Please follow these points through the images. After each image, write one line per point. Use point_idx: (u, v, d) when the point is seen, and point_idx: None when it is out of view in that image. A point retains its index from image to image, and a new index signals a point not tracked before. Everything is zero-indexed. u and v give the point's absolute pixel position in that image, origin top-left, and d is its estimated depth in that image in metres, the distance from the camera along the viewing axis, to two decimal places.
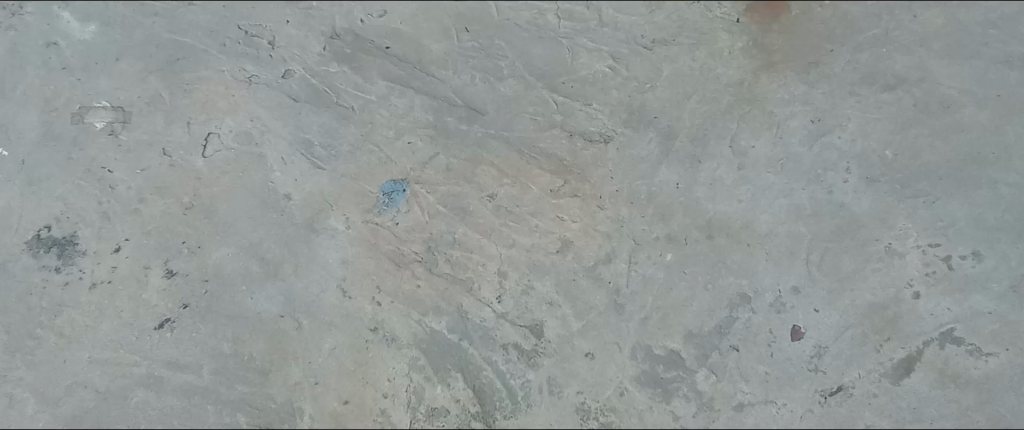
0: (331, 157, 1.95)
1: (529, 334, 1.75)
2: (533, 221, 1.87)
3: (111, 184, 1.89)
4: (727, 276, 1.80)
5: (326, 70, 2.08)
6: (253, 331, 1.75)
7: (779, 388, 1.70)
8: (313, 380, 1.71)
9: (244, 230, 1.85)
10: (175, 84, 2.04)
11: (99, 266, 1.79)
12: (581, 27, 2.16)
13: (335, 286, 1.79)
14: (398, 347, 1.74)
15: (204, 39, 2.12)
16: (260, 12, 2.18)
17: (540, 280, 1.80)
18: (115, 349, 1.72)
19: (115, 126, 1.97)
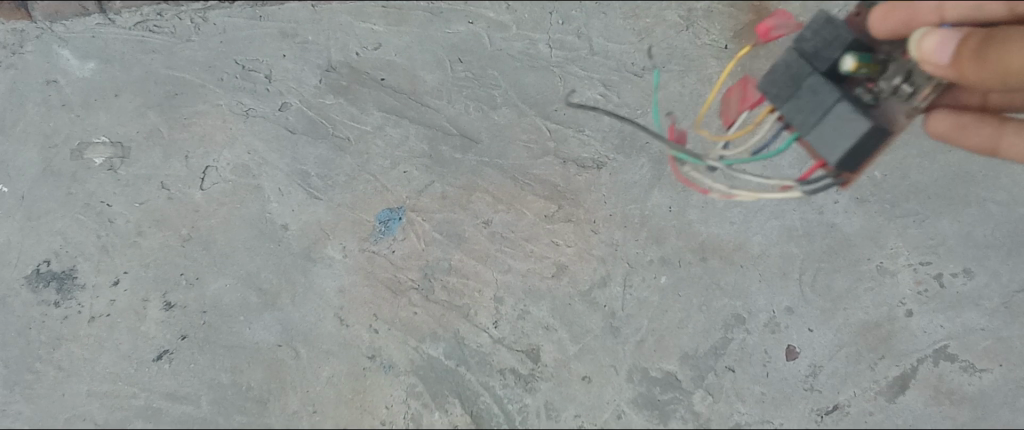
0: (328, 187, 1.97)
1: (525, 359, 1.77)
2: (528, 246, 1.89)
3: (110, 218, 1.91)
4: (721, 297, 1.82)
5: (322, 102, 2.08)
6: (252, 360, 1.76)
7: (775, 408, 1.71)
8: (310, 409, 1.73)
9: (242, 260, 1.87)
10: (172, 118, 2.05)
11: (98, 299, 1.81)
12: (572, 56, 2.17)
13: (333, 315, 1.81)
14: (397, 373, 1.76)
15: (202, 74, 2.11)
16: (256, 47, 2.15)
17: (536, 305, 1.82)
18: (114, 381, 1.74)
19: (114, 161, 1.98)
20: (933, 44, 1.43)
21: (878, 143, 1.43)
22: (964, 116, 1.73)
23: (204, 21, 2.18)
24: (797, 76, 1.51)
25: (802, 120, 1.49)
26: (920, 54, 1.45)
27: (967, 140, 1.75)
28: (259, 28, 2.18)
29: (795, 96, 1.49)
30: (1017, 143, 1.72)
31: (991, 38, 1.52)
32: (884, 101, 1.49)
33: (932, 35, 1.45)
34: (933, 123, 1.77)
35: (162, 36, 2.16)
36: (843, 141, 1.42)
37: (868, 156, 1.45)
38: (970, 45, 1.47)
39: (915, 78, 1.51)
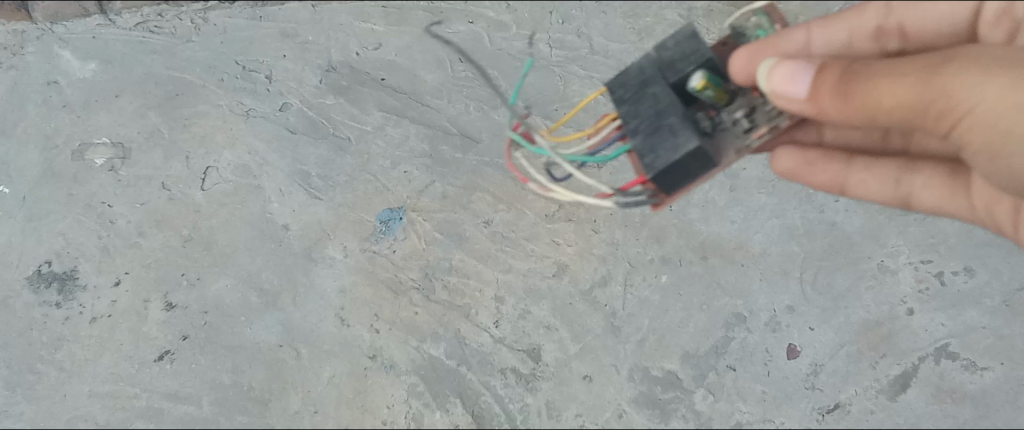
0: (329, 187, 1.97)
1: (526, 358, 1.78)
2: (529, 245, 1.89)
3: (111, 219, 1.91)
4: (722, 296, 1.82)
5: (323, 102, 2.08)
6: (253, 360, 1.76)
7: (776, 407, 1.71)
8: (311, 409, 1.73)
9: (243, 260, 1.87)
10: (173, 119, 2.05)
11: (99, 300, 1.81)
12: (572, 55, 2.17)
13: (334, 315, 1.82)
14: (398, 373, 1.76)
15: (202, 74, 2.11)
16: (257, 47, 2.15)
17: (537, 304, 1.83)
18: (116, 381, 1.74)
19: (115, 162, 1.98)
20: (784, 77, 1.26)
21: (703, 166, 1.27)
22: (812, 152, 1.63)
23: (205, 21, 2.18)
24: (647, 81, 1.36)
25: (635, 125, 1.31)
26: (771, 90, 1.28)
27: (814, 178, 1.65)
28: (259, 28, 2.18)
29: (641, 101, 1.34)
30: (866, 181, 1.62)
31: (858, 66, 1.24)
32: (720, 133, 1.36)
33: (783, 66, 1.26)
34: (780, 160, 1.66)
35: (162, 36, 2.16)
36: (670, 156, 1.25)
37: (685, 178, 1.28)
38: (830, 77, 1.24)
39: (754, 116, 1.38)
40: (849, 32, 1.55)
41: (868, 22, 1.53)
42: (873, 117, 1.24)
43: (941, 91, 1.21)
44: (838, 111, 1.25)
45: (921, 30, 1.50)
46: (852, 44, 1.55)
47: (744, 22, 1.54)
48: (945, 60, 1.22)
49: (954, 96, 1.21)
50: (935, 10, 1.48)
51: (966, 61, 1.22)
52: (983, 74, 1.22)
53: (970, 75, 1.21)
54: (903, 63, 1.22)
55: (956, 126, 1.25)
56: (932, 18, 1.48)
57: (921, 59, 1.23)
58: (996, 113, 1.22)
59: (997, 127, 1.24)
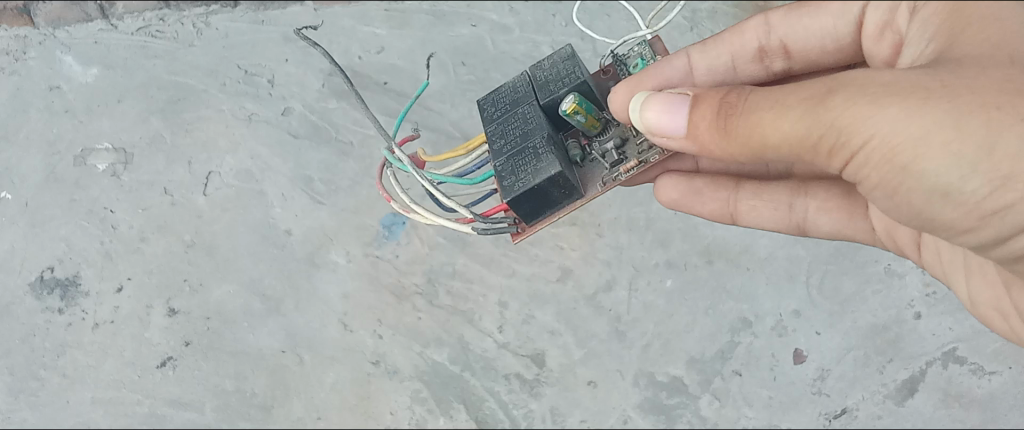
0: (331, 192, 1.95)
1: (531, 364, 1.81)
2: (533, 250, 1.86)
3: (113, 224, 1.79)
4: (727, 301, 1.80)
5: (326, 106, 2.02)
6: (257, 366, 1.83)
7: (783, 412, 1.76)
8: (315, 415, 1.82)
9: (246, 266, 1.87)
10: (175, 124, 1.95)
11: (101, 306, 1.79)
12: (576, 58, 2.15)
13: (336, 321, 1.85)
14: (400, 379, 1.82)
15: (204, 78, 2.01)
16: (258, 51, 2.05)
17: (541, 309, 1.83)
18: (118, 388, 1.78)
19: (118, 167, 1.84)
20: (658, 111, 0.97)
21: (560, 191, 1.15)
22: (698, 179, 1.32)
23: (207, 26, 2.05)
24: (521, 101, 1.24)
25: (499, 146, 1.19)
26: (648, 127, 0.99)
27: (703, 208, 1.34)
28: (261, 32, 2.06)
29: (510, 122, 1.21)
30: (757, 208, 1.31)
31: (735, 94, 0.91)
32: (592, 163, 1.21)
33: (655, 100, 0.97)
34: (662, 190, 1.34)
35: (164, 41, 2.01)
36: (528, 179, 1.12)
37: (542, 205, 1.17)
38: (706, 111, 0.92)
39: (625, 146, 1.20)
40: (731, 55, 1.21)
41: (747, 42, 1.18)
42: (762, 155, 0.90)
43: (827, 126, 0.83)
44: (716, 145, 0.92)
45: (808, 49, 1.14)
46: (737, 67, 1.21)
47: (627, 50, 1.29)
48: (836, 83, 0.84)
49: (844, 130, 0.83)
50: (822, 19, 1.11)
51: (860, 81, 0.83)
52: (881, 96, 0.81)
53: (867, 103, 0.81)
54: (790, 87, 0.87)
55: (855, 160, 0.86)
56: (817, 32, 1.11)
57: (811, 82, 0.86)
58: (890, 150, 0.82)
59: (902, 164, 0.83)
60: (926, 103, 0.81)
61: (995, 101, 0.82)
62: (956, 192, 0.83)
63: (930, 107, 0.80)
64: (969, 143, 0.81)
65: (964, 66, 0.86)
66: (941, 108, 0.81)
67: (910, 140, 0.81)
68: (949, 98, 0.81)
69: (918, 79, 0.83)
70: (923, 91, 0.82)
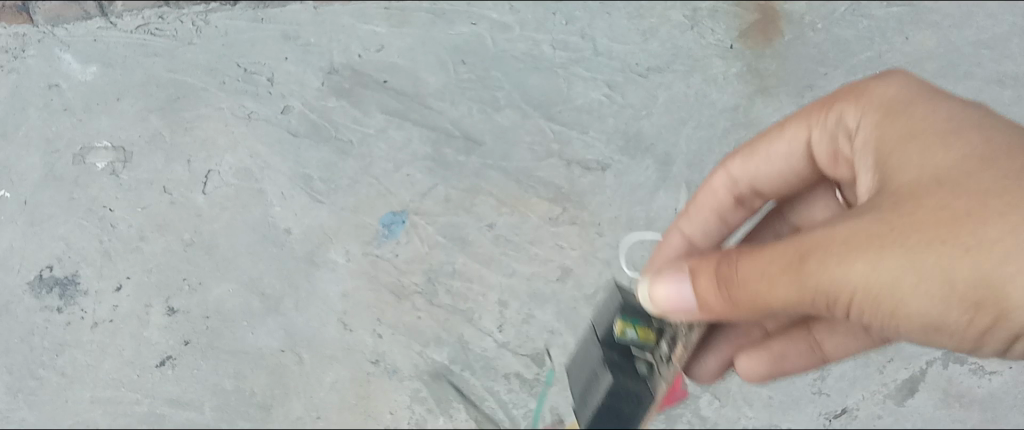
0: (331, 191, 1.96)
1: (531, 363, 1.84)
2: (533, 249, 1.92)
3: (111, 224, 1.65)
4: None
5: (325, 105, 2.05)
6: (256, 365, 1.80)
7: (783, 412, 1.79)
8: (314, 415, 1.83)
9: (245, 265, 1.84)
10: (173, 123, 1.79)
11: (99, 305, 1.71)
12: (576, 57, 2.15)
13: (336, 320, 1.85)
14: (400, 379, 1.84)
15: (203, 76, 1.93)
16: (258, 49, 2.06)
17: (540, 309, 1.87)
18: (116, 387, 1.76)
19: (117, 166, 1.65)
20: (668, 296, 0.94)
21: None
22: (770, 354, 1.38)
23: (207, 24, 2.03)
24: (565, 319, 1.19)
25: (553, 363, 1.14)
26: (659, 308, 0.96)
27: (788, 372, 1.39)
28: (260, 30, 2.08)
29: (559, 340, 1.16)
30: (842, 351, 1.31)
31: (725, 263, 0.90)
32: None
33: (660, 285, 0.95)
34: (746, 367, 1.28)
35: (164, 39, 1.94)
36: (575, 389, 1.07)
37: None
38: (706, 283, 0.92)
39: None
40: (712, 210, 1.25)
41: (721, 196, 1.22)
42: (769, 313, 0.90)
43: (814, 289, 0.85)
44: (719, 313, 0.92)
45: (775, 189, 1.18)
46: (723, 215, 1.25)
47: None
48: (807, 246, 0.86)
49: (829, 290, 0.85)
50: (784, 158, 1.13)
51: (823, 241, 0.85)
52: (844, 253, 0.84)
53: (840, 265, 0.84)
54: (765, 252, 0.88)
55: (853, 310, 0.89)
56: (777, 172, 1.15)
57: (780, 246, 0.87)
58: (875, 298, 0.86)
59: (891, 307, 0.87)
60: (888, 254, 0.83)
61: (952, 228, 0.84)
62: (948, 317, 0.87)
63: (894, 256, 0.83)
64: (942, 276, 0.84)
65: (910, 195, 0.87)
66: (903, 252, 0.83)
67: (883, 285, 0.85)
68: (910, 240, 0.83)
69: (874, 225, 0.85)
70: (885, 240, 0.84)
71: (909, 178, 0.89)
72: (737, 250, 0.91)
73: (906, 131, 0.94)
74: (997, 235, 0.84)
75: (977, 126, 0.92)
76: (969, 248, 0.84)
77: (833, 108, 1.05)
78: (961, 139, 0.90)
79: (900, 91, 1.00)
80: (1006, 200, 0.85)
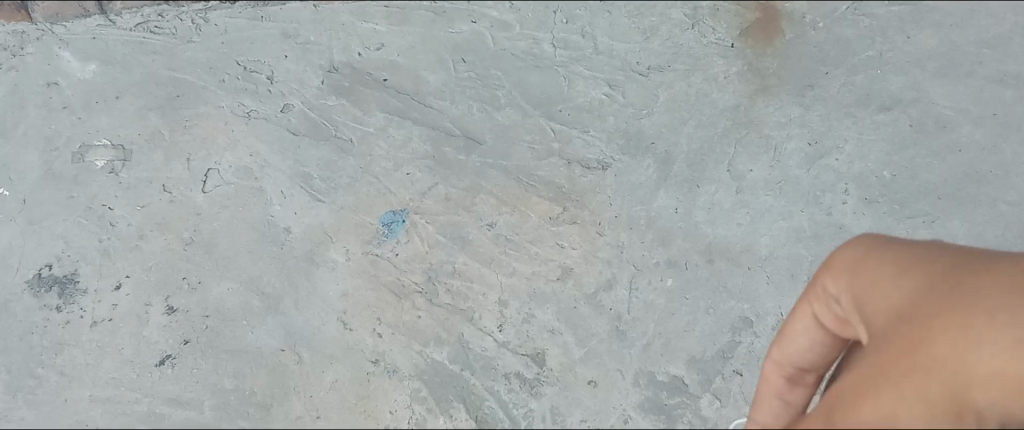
0: (330, 190, 1.93)
1: (531, 363, 1.75)
2: (532, 248, 1.87)
3: (110, 222, 1.85)
4: (728, 300, 1.81)
5: (325, 103, 2.05)
6: (255, 365, 1.72)
7: None
8: (314, 415, 1.68)
9: (245, 264, 1.82)
10: (174, 121, 1.99)
11: (99, 304, 1.76)
12: (576, 56, 2.16)
13: (335, 319, 1.78)
14: (400, 378, 1.72)
15: (202, 75, 2.06)
16: (257, 47, 2.11)
17: (541, 308, 1.80)
18: (116, 386, 1.68)
19: (116, 164, 1.92)
20: None
21: None
22: None
23: (206, 22, 2.12)
24: None
25: None
26: None
27: None
28: (260, 29, 2.13)
29: None
30: None
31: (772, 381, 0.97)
32: None
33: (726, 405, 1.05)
34: None
35: (162, 37, 2.09)
36: None
37: None
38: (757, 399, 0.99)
39: None
40: None
41: None
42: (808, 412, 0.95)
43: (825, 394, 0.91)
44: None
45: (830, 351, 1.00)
46: None
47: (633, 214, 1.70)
48: (832, 404, 0.76)
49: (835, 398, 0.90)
50: (802, 338, 0.91)
51: (839, 394, 0.76)
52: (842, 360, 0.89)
53: (849, 415, 0.73)
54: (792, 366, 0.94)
55: None
56: (800, 352, 0.92)
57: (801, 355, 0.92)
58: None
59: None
60: (880, 393, 0.73)
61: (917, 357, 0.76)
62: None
63: (887, 393, 0.73)
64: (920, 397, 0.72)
65: (882, 335, 0.78)
66: (891, 388, 0.73)
67: None
68: (893, 378, 0.74)
69: (862, 373, 0.76)
70: (877, 382, 0.74)
71: None
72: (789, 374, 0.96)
73: (870, 269, 0.83)
74: (954, 342, 0.76)
75: (927, 253, 0.83)
76: (933, 369, 0.74)
77: (817, 281, 0.89)
78: (922, 270, 0.81)
79: (865, 242, 0.87)
80: (954, 317, 0.77)
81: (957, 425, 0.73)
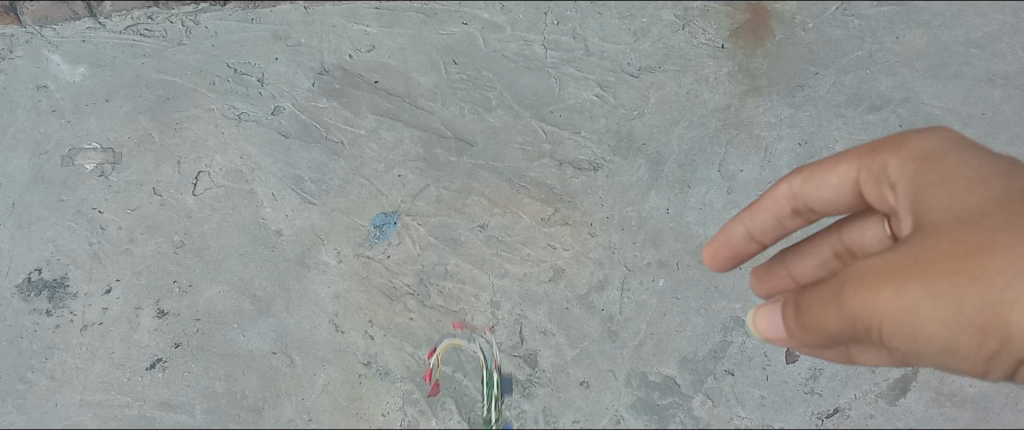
0: (321, 192, 1.93)
1: (523, 364, 1.74)
2: (525, 250, 1.87)
3: (101, 225, 1.84)
4: (720, 300, 1.82)
5: (316, 105, 2.04)
6: (248, 368, 1.71)
7: (774, 412, 1.72)
8: (306, 417, 1.68)
9: (236, 267, 1.82)
10: (164, 123, 1.98)
11: (90, 308, 1.75)
12: (567, 57, 2.16)
13: (327, 321, 1.77)
14: (393, 380, 1.72)
15: (193, 77, 2.05)
16: (248, 50, 2.10)
17: (533, 309, 1.80)
18: (107, 391, 1.67)
19: (105, 168, 1.91)
20: (766, 322, 1.02)
21: None
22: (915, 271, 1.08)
23: (196, 24, 2.12)
24: None
25: None
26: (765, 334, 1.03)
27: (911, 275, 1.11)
28: (250, 31, 2.13)
29: None
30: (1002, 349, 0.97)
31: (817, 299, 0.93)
32: None
33: (762, 314, 1.03)
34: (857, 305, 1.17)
35: (153, 40, 2.09)
36: None
37: None
38: (790, 322, 0.97)
39: None
40: (778, 223, 1.15)
41: (781, 205, 1.14)
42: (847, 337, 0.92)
43: (856, 319, 0.90)
44: (802, 343, 0.98)
45: (824, 205, 1.12)
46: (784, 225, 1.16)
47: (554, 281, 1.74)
48: (843, 286, 0.91)
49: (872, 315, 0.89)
50: (832, 191, 1.10)
51: (865, 270, 0.92)
52: (877, 285, 0.89)
53: (868, 299, 0.89)
54: (837, 290, 0.91)
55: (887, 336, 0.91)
56: (825, 200, 1.12)
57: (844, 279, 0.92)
58: (903, 327, 0.90)
59: (908, 336, 0.91)
60: (904, 285, 0.89)
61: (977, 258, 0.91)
62: (960, 343, 0.92)
63: (918, 286, 0.89)
64: (953, 304, 0.90)
65: (937, 231, 0.94)
66: (924, 283, 0.89)
67: (900, 316, 0.89)
68: (932, 274, 0.90)
69: (908, 258, 0.91)
70: (913, 271, 0.90)
71: (939, 215, 0.95)
72: (830, 288, 0.92)
73: (943, 171, 1.00)
74: (1003, 264, 0.91)
75: (1000, 164, 1.01)
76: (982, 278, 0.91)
77: (877, 158, 1.06)
78: (996, 184, 0.98)
79: (940, 144, 1.04)
80: (999, 232, 0.93)
81: (949, 323, 0.90)
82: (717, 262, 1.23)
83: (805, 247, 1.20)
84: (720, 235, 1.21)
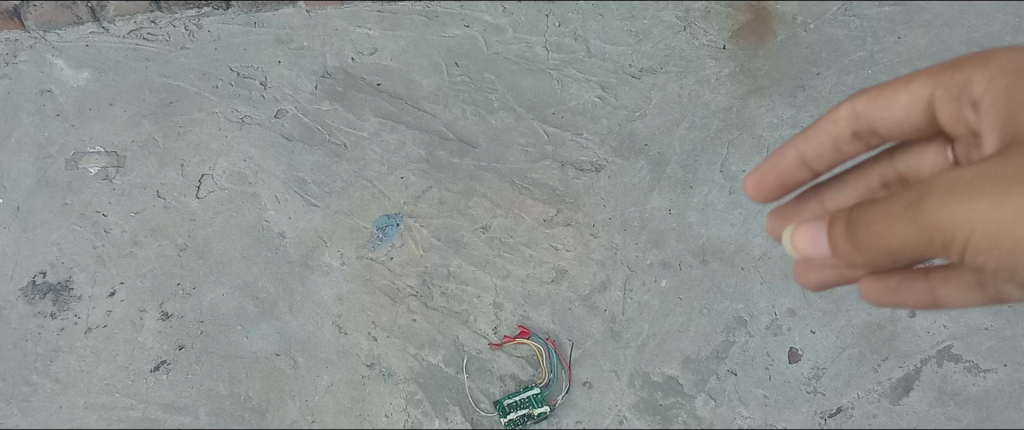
0: (324, 194, 1.93)
1: (526, 365, 1.74)
2: (527, 251, 1.87)
3: (105, 228, 1.85)
4: (722, 300, 1.82)
5: (318, 108, 2.05)
6: (251, 370, 1.71)
7: (778, 411, 1.70)
8: (309, 419, 1.67)
9: (239, 269, 1.82)
10: (167, 127, 1.99)
11: (94, 311, 1.75)
12: (569, 59, 2.17)
13: (330, 323, 1.77)
14: (396, 381, 1.71)
15: (196, 81, 2.06)
16: (251, 53, 2.11)
17: (536, 310, 1.80)
18: (111, 393, 1.67)
19: (109, 171, 1.92)
20: (805, 238, 0.89)
21: None
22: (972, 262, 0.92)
23: (198, 28, 2.13)
24: None
25: None
26: (800, 250, 0.90)
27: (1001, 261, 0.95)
28: (253, 34, 2.14)
29: None
30: None
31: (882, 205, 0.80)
32: None
33: (802, 228, 0.90)
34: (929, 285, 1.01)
35: (156, 44, 2.10)
36: None
37: None
38: (837, 233, 0.85)
39: None
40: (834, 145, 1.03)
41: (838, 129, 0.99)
42: (911, 253, 0.80)
43: (932, 229, 0.77)
44: (858, 262, 0.84)
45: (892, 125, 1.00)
46: (840, 147, 1.04)
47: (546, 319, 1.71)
48: (922, 197, 0.79)
49: (957, 223, 0.77)
50: (903, 110, 0.95)
51: (954, 182, 0.79)
52: (967, 194, 0.77)
53: (954, 207, 0.77)
54: (908, 198, 0.79)
55: (968, 251, 0.79)
56: (895, 124, 0.96)
57: (914, 190, 0.80)
58: (996, 241, 0.78)
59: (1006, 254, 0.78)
60: (1000, 196, 0.77)
61: None
62: None
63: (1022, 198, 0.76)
64: None
65: None
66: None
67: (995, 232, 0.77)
68: None
69: (1003, 171, 0.79)
70: (1012, 183, 0.78)
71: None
72: (897, 196, 0.80)
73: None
74: None
75: None
76: None
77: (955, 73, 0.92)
78: None
79: None
80: None
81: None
82: (760, 193, 1.07)
83: (849, 176, 1.03)
84: (770, 158, 1.05)
